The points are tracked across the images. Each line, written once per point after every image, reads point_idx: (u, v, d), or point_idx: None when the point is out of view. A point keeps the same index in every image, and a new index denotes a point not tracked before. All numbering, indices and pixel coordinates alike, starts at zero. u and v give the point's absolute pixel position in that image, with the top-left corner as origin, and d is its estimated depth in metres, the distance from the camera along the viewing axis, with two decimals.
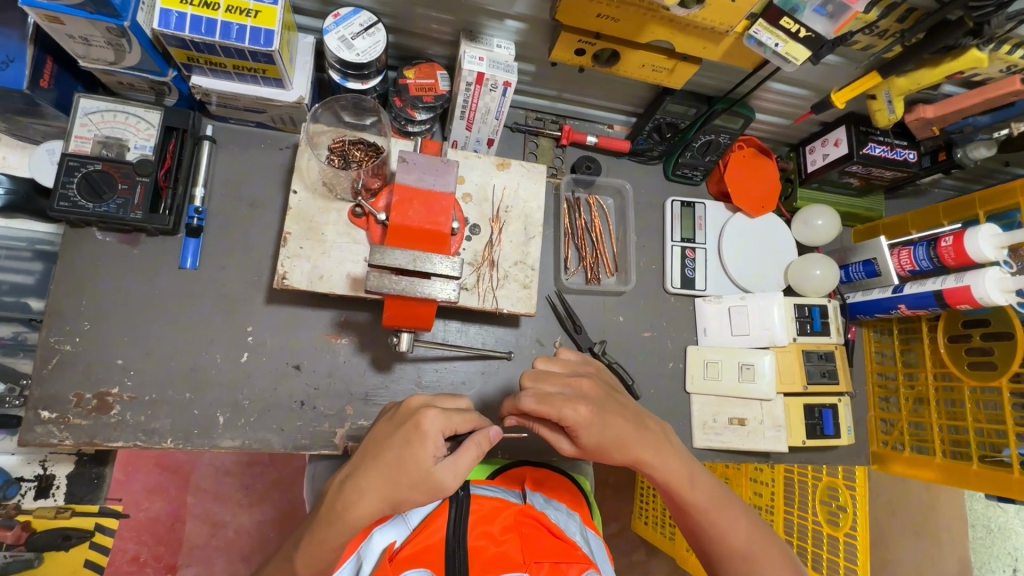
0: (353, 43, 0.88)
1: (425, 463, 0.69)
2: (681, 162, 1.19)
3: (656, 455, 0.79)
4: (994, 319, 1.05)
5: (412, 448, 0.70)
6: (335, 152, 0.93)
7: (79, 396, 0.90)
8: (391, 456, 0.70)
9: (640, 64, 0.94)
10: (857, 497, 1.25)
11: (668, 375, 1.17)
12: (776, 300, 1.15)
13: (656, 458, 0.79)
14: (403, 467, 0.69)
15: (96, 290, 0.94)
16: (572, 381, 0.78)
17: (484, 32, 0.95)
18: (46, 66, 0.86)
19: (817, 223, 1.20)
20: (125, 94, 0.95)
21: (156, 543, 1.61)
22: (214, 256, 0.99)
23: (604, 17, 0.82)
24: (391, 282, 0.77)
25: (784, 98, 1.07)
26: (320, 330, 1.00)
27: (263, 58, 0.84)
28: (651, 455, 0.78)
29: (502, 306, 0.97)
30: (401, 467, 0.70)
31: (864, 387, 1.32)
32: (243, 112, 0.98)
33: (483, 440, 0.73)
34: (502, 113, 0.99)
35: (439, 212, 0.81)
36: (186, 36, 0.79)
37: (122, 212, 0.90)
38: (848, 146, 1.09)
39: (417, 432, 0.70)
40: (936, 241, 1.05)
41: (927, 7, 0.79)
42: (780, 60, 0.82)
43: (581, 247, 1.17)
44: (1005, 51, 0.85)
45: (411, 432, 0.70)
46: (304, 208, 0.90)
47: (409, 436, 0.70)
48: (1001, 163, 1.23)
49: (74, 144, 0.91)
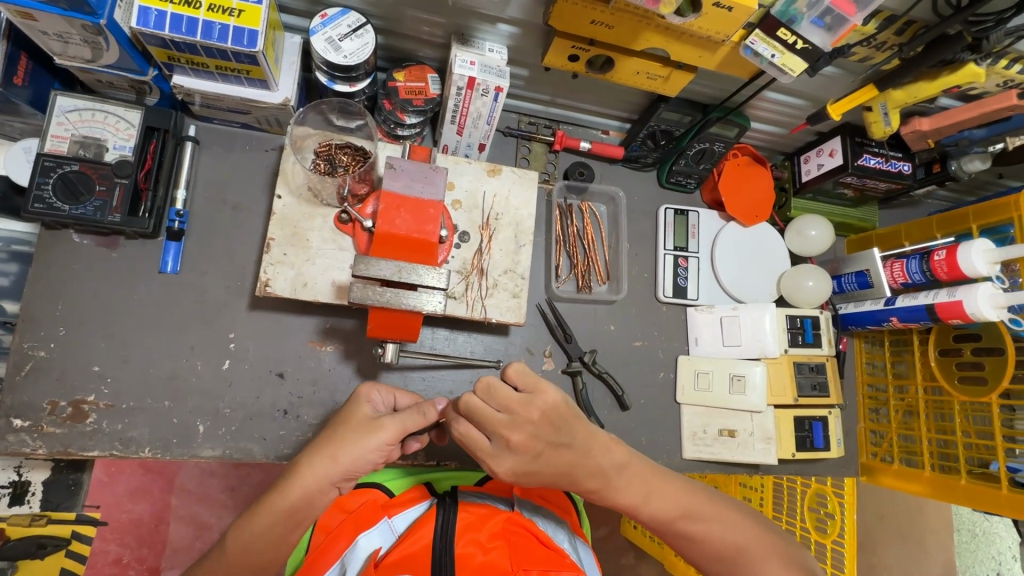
0: (340, 45, 0.86)
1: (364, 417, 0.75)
2: (675, 170, 1.18)
3: (610, 484, 0.77)
4: (985, 334, 1.04)
5: (355, 411, 0.75)
6: (322, 156, 0.90)
7: (53, 404, 0.88)
8: (336, 425, 0.75)
9: (635, 71, 0.92)
10: (845, 506, 1.25)
11: (659, 386, 1.15)
12: (769, 309, 1.13)
13: (609, 488, 0.77)
14: (347, 426, 0.74)
15: (72, 295, 0.91)
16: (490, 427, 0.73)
17: (475, 35, 0.93)
18: (20, 62, 0.83)
19: (811, 233, 1.19)
20: (105, 92, 0.92)
21: (139, 545, 1.59)
22: (196, 260, 0.96)
23: (598, 23, 0.80)
24: (375, 294, 0.75)
25: (780, 107, 1.06)
26: (305, 338, 0.98)
27: (247, 59, 0.81)
28: (601, 487, 0.77)
29: (490, 315, 0.95)
30: (345, 425, 0.74)
31: (855, 398, 1.31)
32: (227, 112, 0.95)
33: (426, 405, 0.75)
34: (493, 118, 0.97)
35: (427, 220, 0.79)
36: (166, 35, 0.76)
37: (100, 215, 0.87)
38: (843, 157, 1.08)
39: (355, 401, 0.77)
40: (929, 254, 1.05)
41: (926, 20, 0.78)
42: (775, 70, 0.81)
43: (572, 254, 1.15)
44: (1002, 66, 0.85)
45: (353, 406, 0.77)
46: (288, 214, 0.88)
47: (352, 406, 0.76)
48: (995, 176, 1.23)
49: (50, 144, 0.88)
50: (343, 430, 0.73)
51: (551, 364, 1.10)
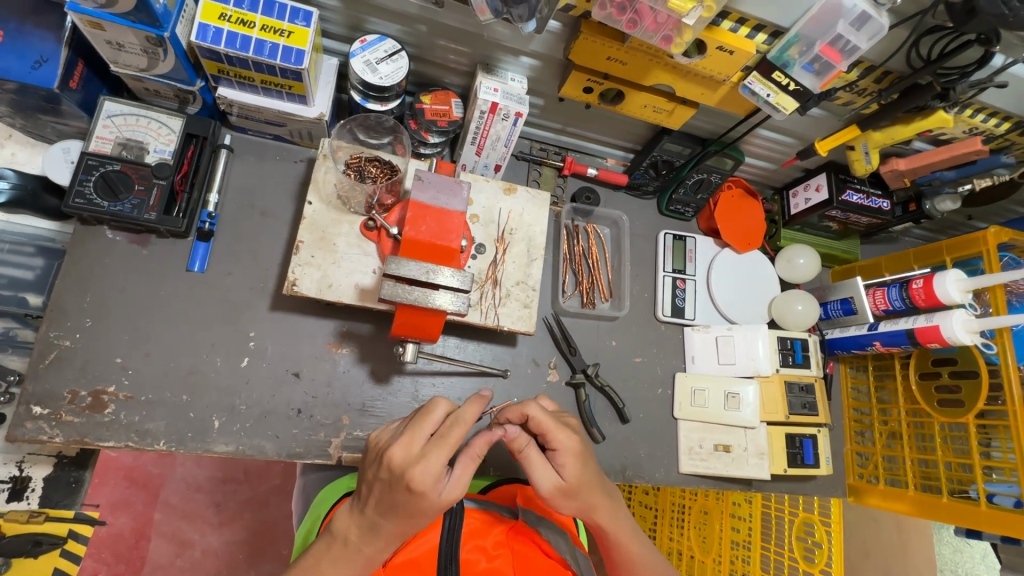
0: (377, 67, 0.93)
1: (432, 499, 0.68)
2: (674, 198, 1.26)
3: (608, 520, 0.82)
4: (961, 357, 1.11)
5: (416, 500, 0.67)
6: (352, 166, 0.96)
7: (73, 393, 0.90)
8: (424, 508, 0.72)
9: (643, 104, 1.01)
10: (832, 534, 1.29)
11: (657, 402, 1.20)
12: (761, 332, 1.19)
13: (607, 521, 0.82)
14: (415, 512, 0.68)
15: (101, 288, 0.94)
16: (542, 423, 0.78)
17: (498, 66, 1.01)
18: (77, 68, 0.89)
19: (799, 261, 1.28)
20: (149, 99, 0.98)
21: (116, 562, 1.53)
22: (222, 261, 1.01)
23: (613, 60, 0.89)
24: (403, 292, 0.80)
25: (771, 144, 1.16)
26: (323, 339, 1.02)
27: (292, 75, 0.88)
28: (604, 514, 0.82)
29: (502, 323, 1.00)
30: (411, 511, 0.68)
31: (841, 420, 1.37)
32: (262, 124, 1.02)
33: (478, 444, 0.73)
34: (511, 141, 1.05)
35: (451, 229, 0.84)
36: (221, 50, 0.83)
37: (136, 212, 0.92)
38: (828, 192, 1.17)
39: (419, 490, 0.66)
40: (908, 283, 1.13)
41: (901, 71, 0.89)
42: (771, 108, 0.90)
43: (577, 272, 1.22)
44: (968, 115, 0.95)
45: (412, 487, 0.66)
46: (318, 219, 0.93)
47: (410, 491, 0.67)
48: (964, 217, 1.34)
49: (94, 144, 0.92)
50: (413, 515, 0.69)
51: (555, 376, 1.14)
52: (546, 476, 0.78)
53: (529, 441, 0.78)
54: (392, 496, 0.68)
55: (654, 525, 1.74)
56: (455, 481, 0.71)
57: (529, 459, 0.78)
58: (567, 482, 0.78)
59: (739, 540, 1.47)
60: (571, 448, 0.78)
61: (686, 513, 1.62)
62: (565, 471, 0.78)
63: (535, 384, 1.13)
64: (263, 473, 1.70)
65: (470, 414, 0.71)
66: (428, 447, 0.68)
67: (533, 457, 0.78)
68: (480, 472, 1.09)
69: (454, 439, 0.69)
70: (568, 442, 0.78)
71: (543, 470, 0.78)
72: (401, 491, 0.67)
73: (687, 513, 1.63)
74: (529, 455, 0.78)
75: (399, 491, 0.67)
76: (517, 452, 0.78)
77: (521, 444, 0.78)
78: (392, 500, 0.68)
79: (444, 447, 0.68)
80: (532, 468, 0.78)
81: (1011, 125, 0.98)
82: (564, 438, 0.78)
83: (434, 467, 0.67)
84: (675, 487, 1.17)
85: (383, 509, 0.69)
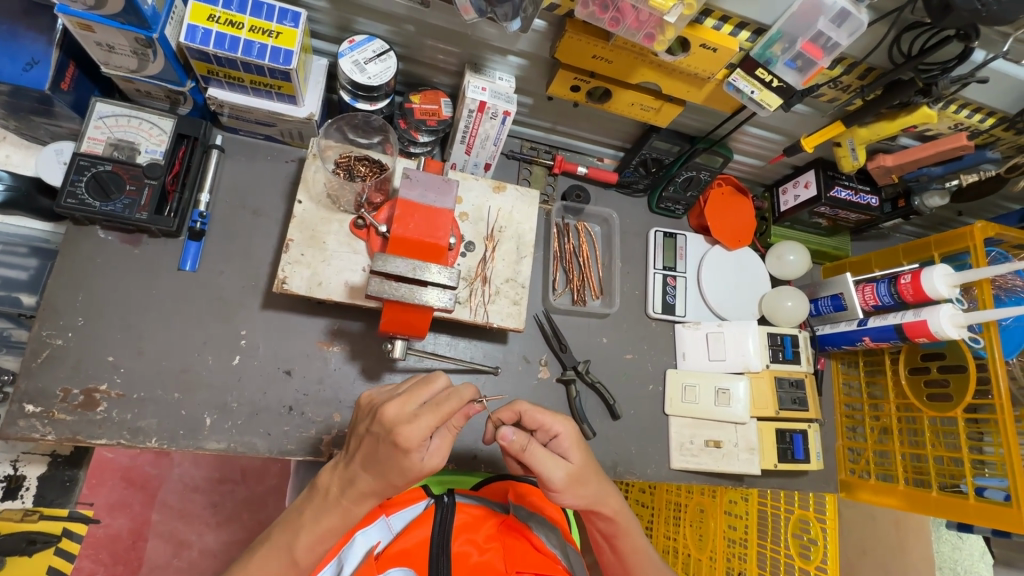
0: (365, 67, 0.94)
1: (411, 459, 0.69)
2: (664, 196, 1.27)
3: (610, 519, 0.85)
4: (948, 351, 1.12)
5: (398, 457, 0.69)
6: (341, 166, 0.97)
7: (66, 391, 0.91)
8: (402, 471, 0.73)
9: (630, 102, 1.02)
10: (828, 531, 1.30)
11: (648, 398, 1.21)
12: (751, 328, 1.20)
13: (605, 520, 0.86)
14: (394, 467, 0.70)
15: (94, 287, 0.95)
16: (539, 416, 0.82)
17: (487, 65, 1.02)
18: (68, 70, 0.90)
19: (789, 258, 1.29)
20: (141, 101, 0.99)
21: (114, 562, 1.53)
22: (214, 260, 1.01)
23: (599, 58, 0.90)
24: (390, 288, 0.81)
25: (759, 141, 1.17)
26: (314, 337, 1.02)
27: (281, 76, 0.89)
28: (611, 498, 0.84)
29: (492, 320, 1.00)
30: (389, 463, 0.69)
31: (833, 416, 1.37)
32: (253, 124, 1.03)
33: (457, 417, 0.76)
34: (500, 140, 1.06)
35: (438, 226, 0.84)
36: (210, 50, 0.84)
37: (128, 212, 0.93)
38: (817, 188, 1.18)
39: (403, 447, 0.67)
40: (896, 278, 1.13)
41: (883, 67, 0.90)
42: (755, 105, 0.91)
43: (568, 270, 1.22)
44: (952, 110, 0.96)
45: (397, 445, 0.67)
46: (307, 218, 0.94)
47: (396, 448, 0.68)
48: (954, 212, 1.35)
49: (86, 145, 0.93)
50: (389, 471, 0.70)
51: (546, 373, 1.15)
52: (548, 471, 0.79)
53: (528, 440, 0.78)
54: (379, 450, 0.70)
55: (651, 524, 1.74)
56: (436, 450, 0.72)
57: (533, 457, 0.78)
58: (574, 466, 0.80)
59: (736, 538, 1.47)
60: (572, 433, 0.81)
61: (682, 511, 1.62)
62: (572, 456, 0.81)
63: (526, 380, 1.13)
64: (260, 473, 1.71)
65: (464, 395, 0.72)
66: (420, 411, 0.69)
67: (536, 457, 0.78)
68: (472, 469, 1.10)
69: (447, 411, 0.70)
70: (567, 430, 0.81)
71: (549, 465, 0.78)
72: (388, 447, 0.69)
73: (683, 512, 1.63)
74: (532, 454, 0.78)
75: (387, 448, 0.69)
76: (520, 454, 0.77)
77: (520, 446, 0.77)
78: (378, 454, 0.70)
79: (435, 415, 0.68)
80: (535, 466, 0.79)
81: (996, 120, 0.99)
82: (564, 425, 0.82)
83: (421, 431, 0.67)
84: (666, 483, 1.17)
85: (368, 462, 0.71)
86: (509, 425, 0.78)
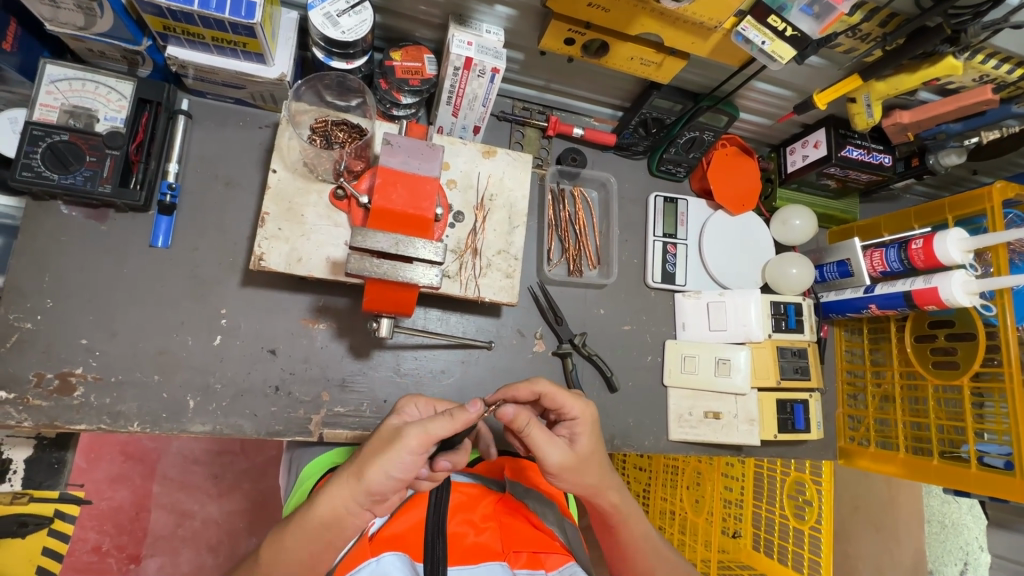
0: (338, 20, 0.85)
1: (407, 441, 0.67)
2: (665, 158, 1.19)
3: (617, 493, 0.79)
4: (959, 319, 1.07)
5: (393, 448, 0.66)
6: (317, 131, 0.90)
7: (39, 376, 0.87)
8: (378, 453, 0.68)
9: (629, 56, 0.94)
10: (823, 492, 1.26)
11: (646, 369, 1.18)
12: (754, 296, 1.15)
13: (614, 499, 0.78)
14: (379, 454, 0.67)
15: (60, 267, 0.90)
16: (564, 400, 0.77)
17: (473, 16, 0.94)
18: (9, 28, 0.82)
19: (795, 223, 1.22)
20: (97, 62, 0.91)
21: (119, 533, 1.54)
22: (186, 237, 0.96)
23: (596, 6, 0.82)
24: (371, 266, 0.76)
25: (768, 98, 1.09)
26: (298, 316, 0.98)
27: (244, 31, 0.81)
28: (616, 493, 0.78)
29: (483, 294, 0.95)
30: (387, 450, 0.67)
31: (834, 383, 1.35)
32: (221, 87, 0.95)
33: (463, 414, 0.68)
34: (488, 100, 0.98)
35: (423, 197, 0.78)
36: (162, 4, 0.76)
37: (90, 185, 0.86)
38: (827, 148, 1.11)
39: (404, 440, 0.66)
40: (907, 243, 1.07)
41: (908, 13, 0.82)
42: (765, 57, 0.84)
43: (564, 238, 1.17)
44: (979, 60, 0.88)
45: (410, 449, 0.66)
46: (283, 188, 0.87)
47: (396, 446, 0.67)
48: (970, 171, 1.28)
49: (39, 112, 0.86)
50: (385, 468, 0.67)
51: (541, 346, 1.11)
52: (555, 450, 0.73)
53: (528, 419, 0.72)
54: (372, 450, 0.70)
55: (647, 487, 1.75)
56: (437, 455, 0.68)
57: (533, 438, 0.72)
58: (578, 453, 0.75)
59: (732, 499, 1.50)
60: (588, 417, 0.77)
61: (679, 474, 1.62)
62: (577, 437, 0.76)
63: (520, 354, 1.10)
64: (260, 445, 1.69)
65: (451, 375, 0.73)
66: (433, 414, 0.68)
67: (567, 398, 0.77)
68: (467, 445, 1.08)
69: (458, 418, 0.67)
70: (584, 411, 0.77)
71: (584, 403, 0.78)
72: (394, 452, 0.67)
73: (679, 475, 1.62)
74: (533, 434, 0.72)
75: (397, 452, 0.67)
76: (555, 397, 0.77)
77: (523, 423, 0.71)
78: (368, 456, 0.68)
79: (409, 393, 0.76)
80: (541, 446, 0.72)
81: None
82: (583, 407, 0.77)
83: (427, 428, 0.66)
84: (664, 454, 1.16)
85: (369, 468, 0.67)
86: (510, 403, 0.71)
